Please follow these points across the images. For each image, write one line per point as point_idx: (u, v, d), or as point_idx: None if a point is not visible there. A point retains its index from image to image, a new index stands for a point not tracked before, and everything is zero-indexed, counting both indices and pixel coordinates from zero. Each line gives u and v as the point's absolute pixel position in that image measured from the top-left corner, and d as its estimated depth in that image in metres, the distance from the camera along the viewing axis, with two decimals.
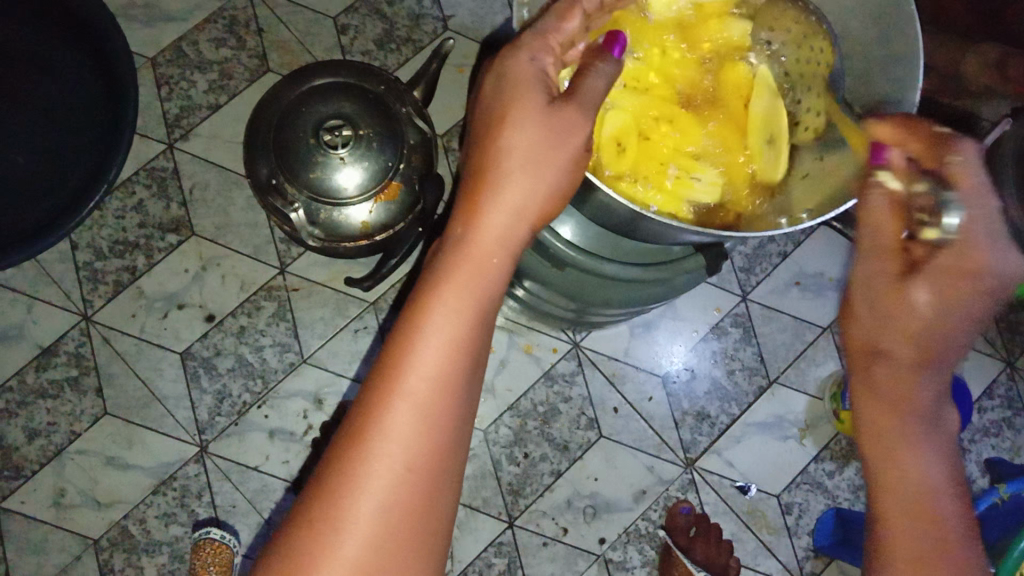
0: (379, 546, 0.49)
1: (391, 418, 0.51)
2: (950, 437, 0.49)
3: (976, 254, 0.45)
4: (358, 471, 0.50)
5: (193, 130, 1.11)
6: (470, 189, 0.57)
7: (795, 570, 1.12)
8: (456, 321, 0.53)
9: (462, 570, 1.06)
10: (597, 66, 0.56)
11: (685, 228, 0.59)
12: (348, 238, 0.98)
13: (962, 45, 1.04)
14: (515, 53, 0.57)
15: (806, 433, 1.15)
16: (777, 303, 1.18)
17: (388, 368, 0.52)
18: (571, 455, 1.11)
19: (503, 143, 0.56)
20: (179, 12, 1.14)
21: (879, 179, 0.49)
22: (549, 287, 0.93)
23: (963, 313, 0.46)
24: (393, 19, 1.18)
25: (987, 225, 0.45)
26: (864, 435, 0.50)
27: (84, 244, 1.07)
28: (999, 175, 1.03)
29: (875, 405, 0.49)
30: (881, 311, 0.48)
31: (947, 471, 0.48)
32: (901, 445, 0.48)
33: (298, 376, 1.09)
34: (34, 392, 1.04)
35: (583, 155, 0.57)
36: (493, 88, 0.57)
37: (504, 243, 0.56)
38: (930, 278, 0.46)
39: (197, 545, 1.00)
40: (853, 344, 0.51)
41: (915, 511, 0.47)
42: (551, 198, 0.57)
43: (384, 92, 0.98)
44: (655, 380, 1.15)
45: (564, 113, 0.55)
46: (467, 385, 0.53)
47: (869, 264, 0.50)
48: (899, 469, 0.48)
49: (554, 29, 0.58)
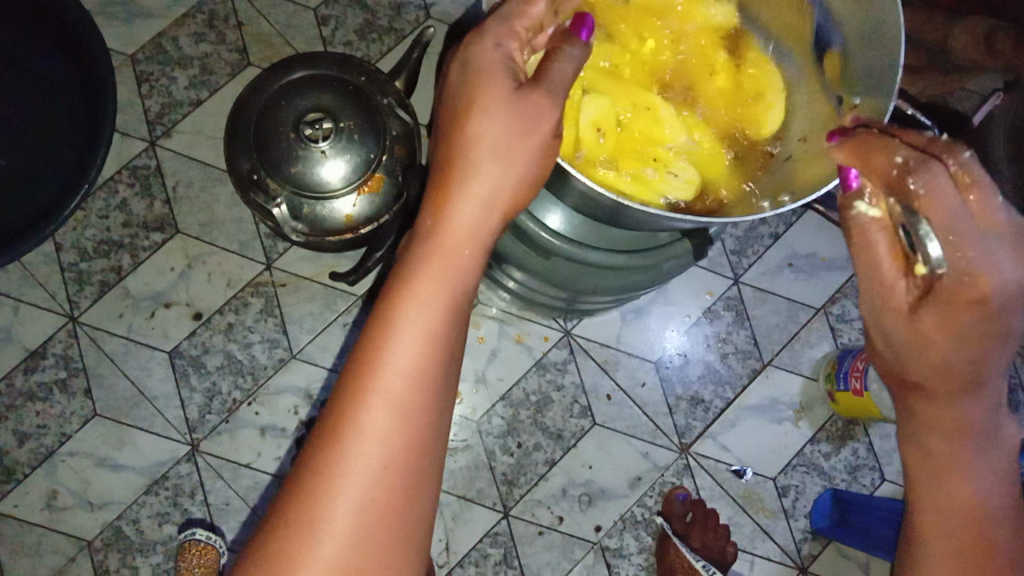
0: (359, 545, 0.48)
1: (367, 417, 0.50)
2: (1005, 447, 0.51)
3: (978, 283, 0.43)
4: (333, 470, 0.49)
5: (175, 126, 1.10)
6: (439, 180, 0.56)
7: (792, 553, 1.11)
8: (430, 315, 0.52)
9: (457, 562, 1.05)
10: (566, 50, 0.54)
11: (669, 215, 0.58)
12: (333, 232, 0.97)
13: (947, 19, 1.02)
14: (480, 39, 0.55)
15: (800, 415, 1.14)
16: (769, 285, 1.17)
17: (362, 364, 0.51)
18: (564, 444, 1.10)
19: (472, 132, 0.55)
20: (157, 8, 1.12)
21: (857, 210, 0.48)
22: (538, 277, 0.92)
23: (980, 343, 0.46)
24: (374, 8, 1.16)
25: (977, 246, 0.43)
26: (911, 454, 0.52)
27: (68, 244, 1.07)
28: (989, 150, 1.02)
29: (922, 435, 0.51)
30: (901, 344, 0.48)
31: (998, 488, 0.51)
32: (956, 466, 0.50)
33: (288, 372, 1.08)
34: (23, 395, 1.03)
35: (555, 142, 0.56)
36: (459, 78, 0.56)
37: (476, 234, 0.55)
38: (936, 307, 0.46)
39: (183, 545, 1.00)
40: (887, 369, 0.52)
41: (961, 532, 0.51)
42: (523, 187, 0.57)
43: (364, 83, 0.98)
44: (648, 366, 1.14)
45: (533, 101, 0.53)
46: (443, 379, 0.53)
47: (874, 297, 0.49)
48: (951, 490, 0.51)
49: (519, 13, 0.55)
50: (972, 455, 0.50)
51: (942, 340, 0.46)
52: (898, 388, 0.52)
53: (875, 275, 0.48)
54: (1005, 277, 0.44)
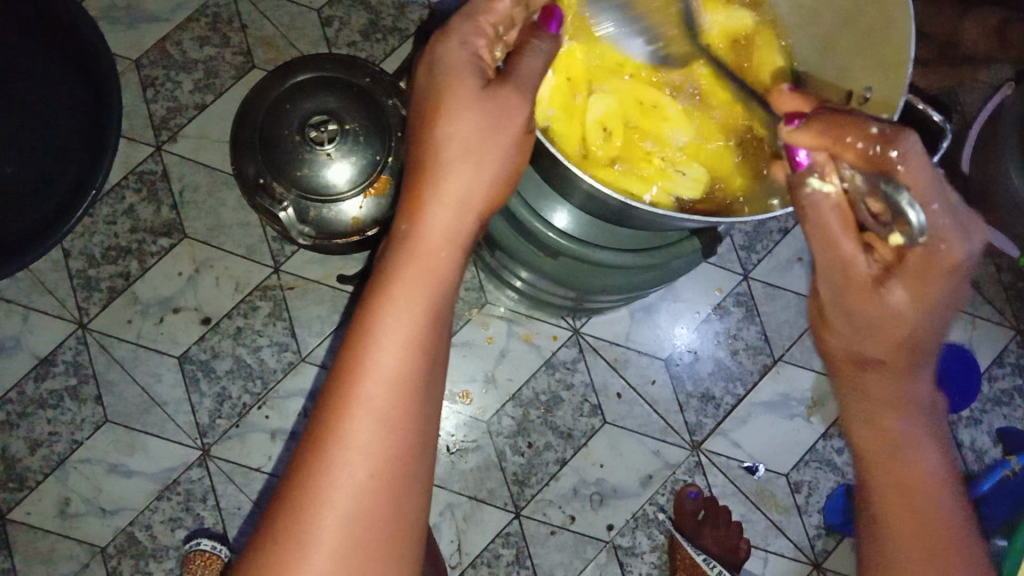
0: (349, 553, 0.48)
1: (351, 426, 0.50)
2: (940, 423, 0.52)
3: (953, 249, 0.45)
4: (320, 481, 0.49)
5: (181, 131, 1.10)
6: (412, 185, 0.56)
7: (806, 549, 1.11)
8: (410, 322, 0.53)
9: (470, 562, 1.05)
10: (535, 43, 0.57)
11: (670, 215, 0.58)
12: (340, 234, 0.96)
13: (957, 10, 1.01)
14: (446, 38, 0.56)
15: (812, 410, 1.14)
16: (779, 281, 1.16)
17: (345, 373, 0.52)
18: (575, 443, 1.10)
19: (442, 132, 0.55)
20: (161, 12, 1.12)
21: (811, 186, 0.49)
22: (545, 276, 0.92)
23: (939, 305, 0.47)
24: (377, 8, 1.16)
25: (947, 213, 0.46)
26: (861, 435, 0.52)
27: (77, 251, 1.07)
28: (1001, 142, 1.01)
29: (868, 412, 0.52)
30: (857, 322, 0.50)
31: (943, 462, 0.51)
32: (907, 436, 0.50)
33: (296, 375, 1.08)
34: (34, 402, 1.03)
35: (527, 136, 0.57)
36: (426, 78, 0.56)
37: (451, 236, 0.56)
38: (903, 279, 0.47)
39: (187, 557, 0.99)
40: (835, 352, 0.53)
41: (921, 509, 0.49)
42: (495, 186, 0.57)
43: (369, 85, 0.98)
44: (658, 363, 1.13)
45: (502, 95, 0.55)
46: (427, 383, 0.53)
47: (835, 278, 0.50)
48: (904, 469, 0.50)
49: (485, 10, 0.57)
50: (914, 423, 0.51)
51: (908, 311, 0.48)
52: (847, 366, 0.53)
53: (834, 255, 0.49)
54: (970, 245, 0.46)
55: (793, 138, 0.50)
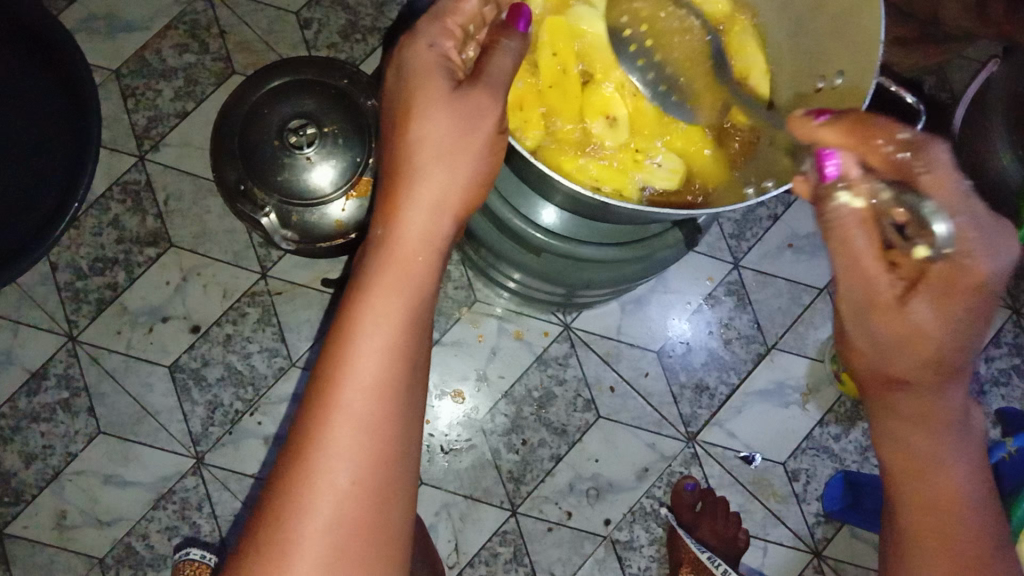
0: (334, 560, 0.48)
1: (331, 433, 0.50)
2: (974, 435, 0.51)
3: (976, 268, 0.45)
4: (301, 489, 0.49)
5: (163, 140, 1.10)
6: (386, 190, 0.56)
7: (805, 537, 1.10)
8: (386, 327, 0.52)
9: (468, 562, 1.05)
10: (504, 43, 0.55)
11: (647, 210, 0.57)
12: (322, 238, 0.95)
13: None
14: (414, 41, 0.55)
15: (808, 397, 1.13)
16: (769, 268, 1.15)
17: (324, 381, 0.51)
18: (569, 438, 1.09)
19: (414, 135, 0.54)
20: (140, 21, 1.12)
21: (841, 202, 0.48)
22: (532, 273, 0.91)
23: (968, 325, 0.47)
24: (357, 9, 1.15)
25: (976, 232, 0.45)
26: (887, 445, 0.53)
27: (63, 264, 1.07)
28: (989, 120, 1.00)
29: (898, 428, 0.51)
30: (882, 333, 0.49)
31: (974, 477, 0.51)
32: (929, 453, 0.50)
33: (288, 380, 1.08)
34: (27, 417, 1.04)
35: (500, 136, 0.56)
36: (396, 80, 0.56)
37: (428, 239, 0.55)
38: (928, 298, 0.47)
39: (176, 567, 0.98)
40: (864, 372, 0.52)
41: (939, 529, 0.50)
42: (470, 187, 0.56)
43: (347, 86, 0.97)
44: (651, 355, 1.13)
45: (473, 97, 0.54)
46: (409, 390, 0.52)
47: (857, 292, 0.49)
48: (931, 486, 0.51)
49: (451, 10, 0.56)
50: (945, 445, 0.50)
51: (937, 328, 0.47)
52: (875, 384, 0.52)
53: (858, 272, 0.48)
54: (994, 262, 0.45)
55: (820, 133, 0.48)
